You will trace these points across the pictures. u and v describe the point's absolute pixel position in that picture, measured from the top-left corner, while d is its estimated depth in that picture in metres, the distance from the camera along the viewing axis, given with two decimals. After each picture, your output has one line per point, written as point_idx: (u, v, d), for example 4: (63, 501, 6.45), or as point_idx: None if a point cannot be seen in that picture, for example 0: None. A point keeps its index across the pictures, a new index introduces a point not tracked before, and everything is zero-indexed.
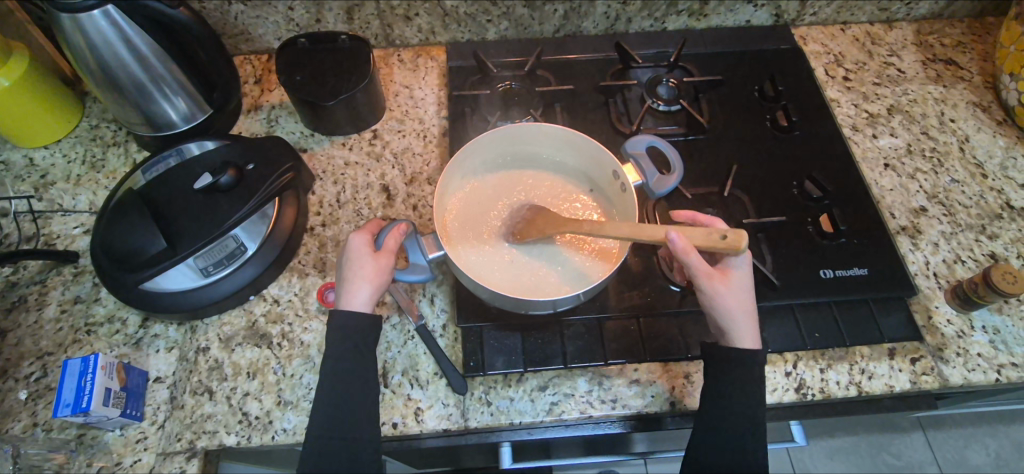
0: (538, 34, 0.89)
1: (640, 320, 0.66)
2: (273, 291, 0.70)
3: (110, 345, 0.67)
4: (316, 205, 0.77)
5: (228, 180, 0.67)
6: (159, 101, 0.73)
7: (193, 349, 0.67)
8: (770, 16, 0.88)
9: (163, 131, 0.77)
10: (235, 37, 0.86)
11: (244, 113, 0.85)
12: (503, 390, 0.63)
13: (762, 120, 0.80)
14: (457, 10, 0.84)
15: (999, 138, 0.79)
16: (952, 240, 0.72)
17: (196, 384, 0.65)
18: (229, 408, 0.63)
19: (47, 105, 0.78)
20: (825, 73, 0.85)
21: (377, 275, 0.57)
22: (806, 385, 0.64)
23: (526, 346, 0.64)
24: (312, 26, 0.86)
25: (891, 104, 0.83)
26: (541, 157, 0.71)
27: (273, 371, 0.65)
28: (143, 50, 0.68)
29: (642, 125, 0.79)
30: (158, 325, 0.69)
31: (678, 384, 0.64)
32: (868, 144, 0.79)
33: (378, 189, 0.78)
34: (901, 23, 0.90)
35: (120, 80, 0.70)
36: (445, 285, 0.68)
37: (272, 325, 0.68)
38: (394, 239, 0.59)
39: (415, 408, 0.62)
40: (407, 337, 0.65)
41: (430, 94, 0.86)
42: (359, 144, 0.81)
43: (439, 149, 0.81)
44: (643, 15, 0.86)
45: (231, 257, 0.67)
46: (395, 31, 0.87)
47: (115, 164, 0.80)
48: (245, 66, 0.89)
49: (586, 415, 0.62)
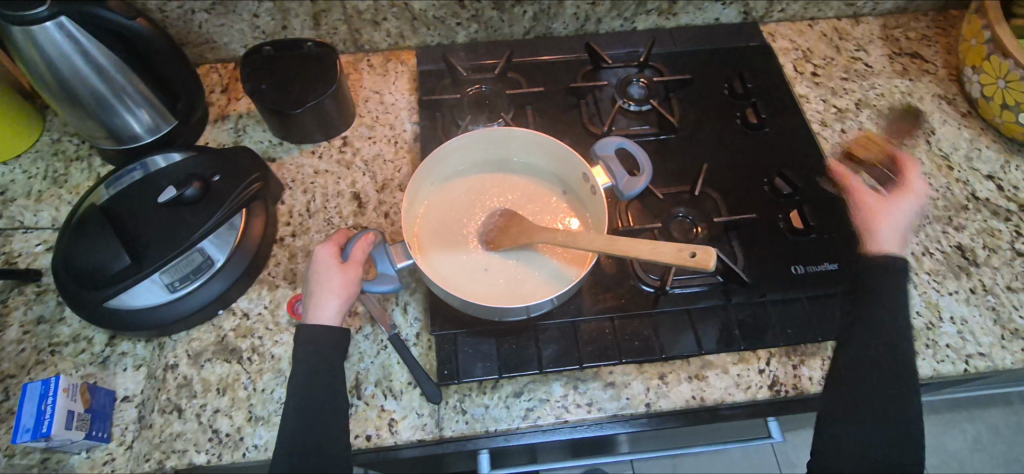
0: (509, 36, 0.89)
1: (614, 322, 0.66)
2: (242, 304, 0.69)
3: (75, 365, 0.66)
4: (286, 215, 0.75)
5: (193, 193, 0.66)
6: (120, 113, 0.71)
7: (161, 367, 0.65)
8: (739, 13, 0.88)
9: (126, 143, 0.75)
10: (200, 45, 0.85)
11: (211, 122, 0.83)
12: (478, 397, 0.63)
13: (733, 118, 0.81)
14: (426, 13, 0.83)
15: (964, 130, 0.80)
16: (920, 233, 0.73)
17: (164, 402, 0.63)
18: (199, 426, 0.62)
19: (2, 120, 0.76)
20: (794, 70, 0.86)
21: (345, 286, 0.56)
22: (780, 381, 0.64)
23: (500, 352, 0.63)
24: (279, 33, 0.85)
25: (859, 99, 0.83)
26: (509, 161, 0.71)
27: (243, 387, 0.64)
28: (102, 62, 0.67)
29: (614, 126, 0.79)
30: (125, 343, 0.67)
31: (653, 385, 0.64)
32: (837, 139, 0.80)
33: (349, 197, 0.77)
34: (868, 18, 0.91)
35: (79, 92, 0.68)
36: (418, 293, 0.68)
37: (242, 340, 0.67)
38: (361, 250, 0.58)
39: (388, 419, 0.61)
40: (380, 347, 0.65)
41: (401, 99, 0.85)
42: (328, 152, 0.80)
43: (410, 155, 0.80)
44: (612, 15, 0.86)
45: (198, 271, 0.66)
46: (364, 36, 0.86)
47: (78, 179, 0.79)
48: (211, 75, 0.87)
49: (562, 420, 0.62)
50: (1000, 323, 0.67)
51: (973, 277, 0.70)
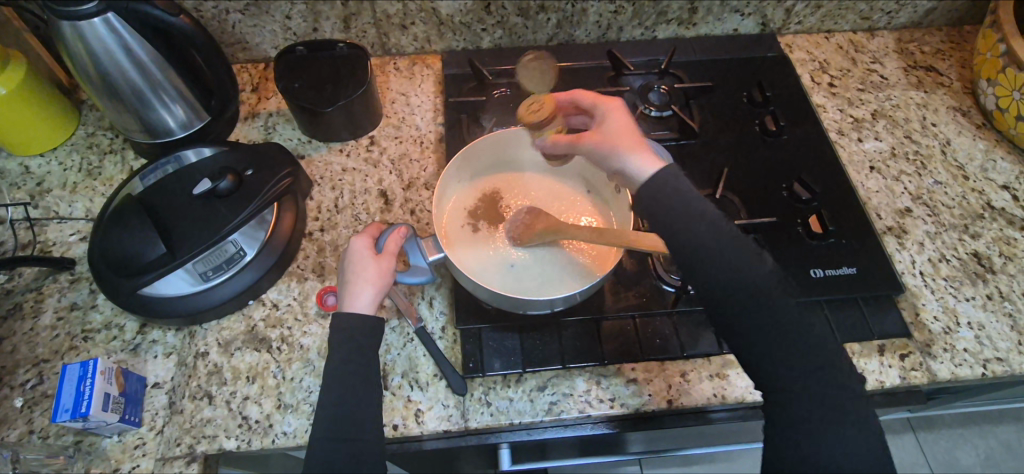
0: (532, 43, 0.91)
1: (636, 320, 0.67)
2: (272, 296, 0.71)
3: (108, 351, 0.67)
4: (314, 210, 0.77)
5: (227, 185, 0.68)
6: (157, 107, 0.74)
7: (192, 354, 0.67)
8: (757, 24, 0.91)
9: (160, 137, 0.78)
10: (233, 45, 0.88)
11: (242, 120, 0.86)
12: (502, 390, 0.64)
13: (751, 125, 0.82)
14: (453, 18, 0.86)
15: (979, 141, 0.82)
16: (936, 240, 0.74)
17: (195, 388, 0.65)
18: (229, 412, 0.63)
19: (40, 111, 0.78)
20: (811, 80, 0.88)
21: (380, 276, 0.57)
22: None
23: (525, 347, 0.65)
24: (310, 35, 0.87)
25: (875, 109, 0.85)
26: (534, 161, 0.72)
27: (272, 375, 0.65)
28: (142, 57, 0.69)
29: (635, 130, 0.80)
30: (156, 331, 0.69)
31: (674, 382, 0.65)
32: (855, 147, 0.82)
33: (376, 195, 0.78)
34: (883, 32, 0.93)
35: (119, 86, 0.71)
36: (444, 288, 0.69)
37: (272, 329, 0.68)
38: (394, 242, 0.59)
39: (415, 409, 0.62)
40: (406, 339, 0.66)
41: (426, 101, 0.87)
42: (356, 151, 0.82)
43: (435, 155, 0.82)
44: (633, 24, 0.89)
45: (230, 262, 0.68)
46: (391, 40, 0.89)
47: (112, 171, 0.81)
48: (243, 74, 0.90)
49: (585, 414, 0.63)
50: (1016, 329, 0.68)
51: (989, 283, 0.71)
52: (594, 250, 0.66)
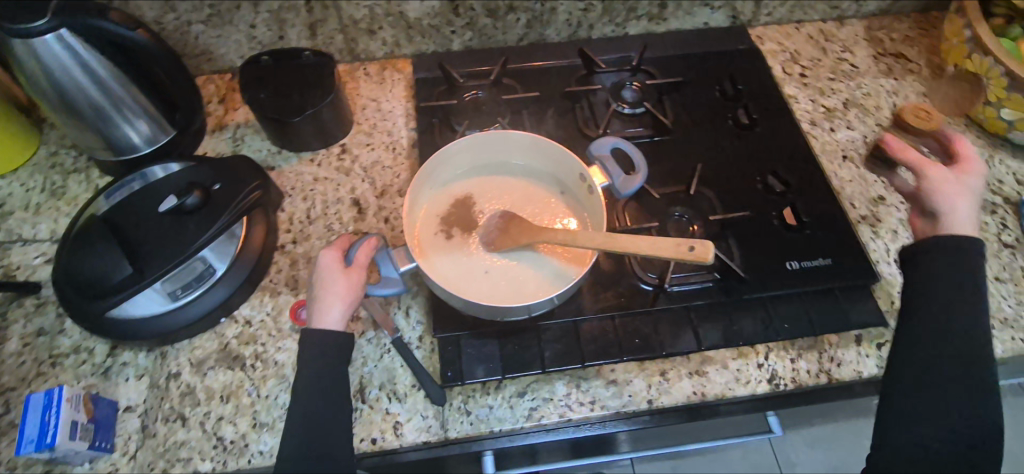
0: (503, 43, 0.90)
1: (615, 321, 0.66)
2: (244, 312, 0.69)
3: (76, 376, 0.66)
4: (286, 222, 0.76)
5: (194, 201, 0.66)
6: (119, 124, 0.72)
7: (164, 376, 0.66)
8: (727, 17, 0.90)
9: (125, 154, 0.76)
10: (197, 56, 0.86)
11: (209, 132, 0.84)
12: (482, 398, 0.63)
13: (724, 119, 0.82)
14: (421, 21, 0.85)
15: (949, 127, 0.83)
16: (910, 227, 0.74)
17: (168, 411, 0.63)
18: (203, 434, 0.62)
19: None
20: (783, 71, 0.88)
21: (350, 291, 0.56)
22: (779, 375, 0.65)
23: (504, 353, 0.64)
24: (276, 43, 0.86)
25: (846, 98, 0.85)
26: (507, 164, 0.72)
27: (247, 393, 0.64)
28: (101, 74, 0.67)
29: (609, 128, 0.80)
30: (126, 353, 0.67)
31: (654, 382, 0.65)
32: (827, 137, 0.82)
33: (349, 204, 0.77)
34: (852, 20, 0.93)
35: (79, 104, 0.69)
36: (420, 296, 0.68)
37: (245, 347, 0.67)
38: (365, 254, 0.58)
39: (394, 422, 0.61)
40: (383, 350, 0.65)
41: (398, 106, 0.86)
42: (327, 160, 0.81)
43: (408, 161, 0.81)
44: (604, 21, 0.88)
45: (200, 279, 0.67)
46: (360, 45, 0.88)
47: (76, 191, 0.79)
48: (209, 86, 0.88)
49: (566, 418, 0.63)
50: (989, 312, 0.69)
51: None
52: (568, 254, 0.66)
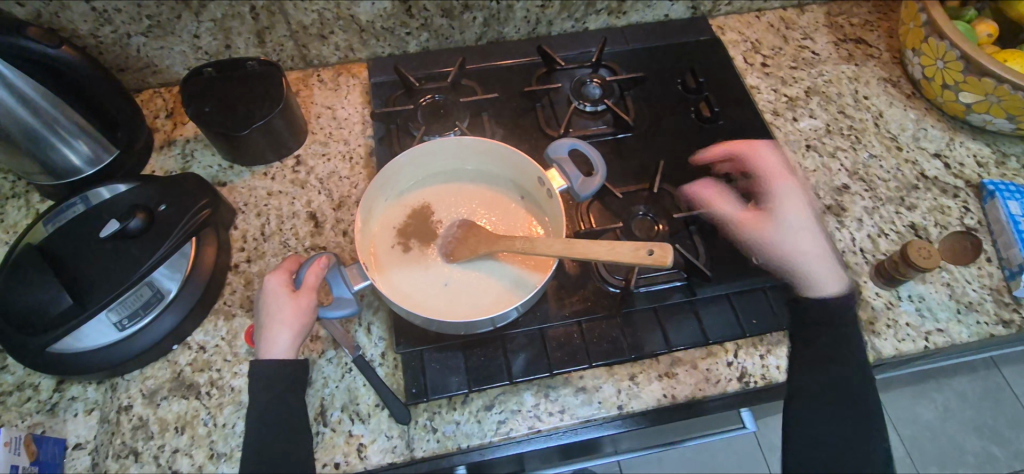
0: (460, 43, 0.88)
1: (582, 326, 0.65)
2: (198, 337, 0.67)
3: (21, 414, 0.62)
4: (239, 240, 0.73)
5: (137, 224, 0.63)
6: (56, 146, 0.68)
7: (114, 409, 0.63)
8: (687, 9, 0.89)
9: (66, 178, 0.72)
10: (140, 70, 0.82)
11: (157, 149, 0.80)
12: (448, 414, 0.61)
13: (687, 113, 0.81)
14: (373, 24, 0.82)
15: (910, 111, 0.82)
16: (874, 215, 0.74)
17: (119, 446, 0.61)
18: (157, 468, 0.59)
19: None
20: (745, 61, 0.87)
21: (297, 317, 0.53)
22: (749, 372, 0.65)
23: (469, 366, 0.62)
24: (223, 53, 0.82)
25: (809, 86, 0.85)
26: (464, 170, 0.70)
27: (203, 423, 0.62)
28: (31, 95, 0.63)
29: (570, 128, 0.78)
30: (75, 387, 0.64)
31: (623, 387, 0.63)
32: (790, 127, 0.81)
33: (305, 218, 0.75)
34: (812, 7, 0.92)
35: (8, 128, 0.64)
36: (381, 311, 0.66)
37: (199, 374, 0.64)
38: (314, 275, 0.55)
39: (357, 444, 0.59)
40: (344, 370, 0.63)
41: (354, 113, 0.83)
42: (281, 173, 0.78)
43: (366, 170, 0.78)
44: (562, 17, 0.86)
45: (148, 305, 0.63)
46: (312, 51, 0.84)
47: (15, 217, 0.74)
48: (155, 100, 0.84)
49: (535, 430, 0.61)
50: (954, 297, 0.69)
51: None
52: (530, 261, 0.64)
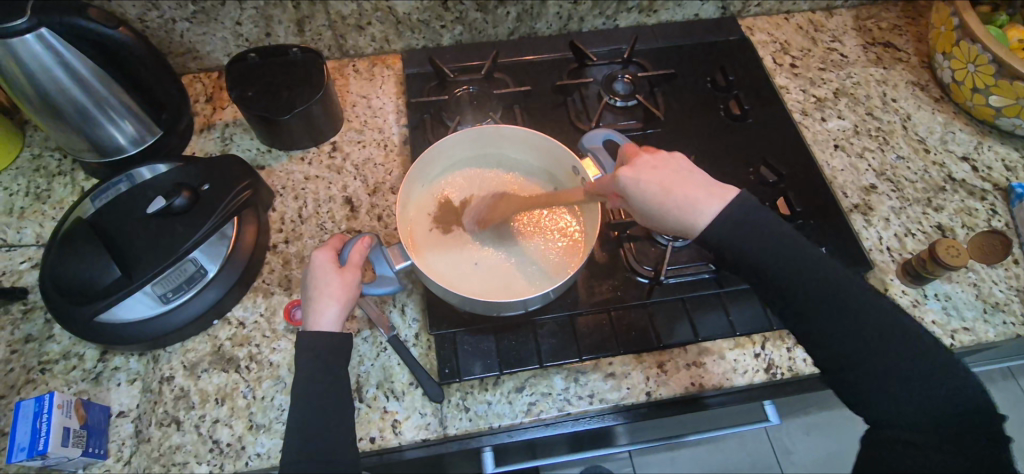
0: (493, 37, 0.89)
1: (611, 314, 0.66)
2: (237, 313, 0.69)
3: (67, 382, 0.65)
4: (277, 222, 0.75)
5: (182, 202, 0.65)
6: (104, 125, 0.70)
7: (157, 380, 0.65)
8: (717, 9, 0.90)
9: (111, 156, 0.74)
10: (183, 55, 0.84)
11: (197, 132, 0.82)
12: (480, 394, 0.63)
13: (716, 110, 0.82)
14: (410, 16, 0.83)
15: (938, 115, 0.83)
16: (902, 215, 0.75)
17: (162, 415, 0.63)
18: (199, 437, 0.62)
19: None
20: (773, 62, 0.88)
21: (344, 292, 0.56)
22: (775, 364, 0.66)
23: (500, 349, 0.64)
24: (263, 40, 0.84)
25: (837, 88, 0.86)
26: (501, 159, 0.73)
27: (242, 396, 0.64)
28: (85, 75, 0.65)
29: (601, 122, 0.80)
30: (117, 358, 0.66)
31: (651, 374, 0.65)
32: (818, 127, 0.82)
33: (341, 202, 0.76)
34: (841, 10, 0.93)
35: (61, 106, 0.67)
36: (415, 294, 0.68)
37: (239, 349, 0.67)
38: (358, 253, 0.58)
39: (392, 420, 0.61)
40: (379, 349, 0.65)
41: (389, 102, 0.85)
42: (318, 158, 0.80)
43: (400, 158, 0.80)
44: (594, 14, 0.88)
45: (191, 281, 0.65)
46: (348, 41, 0.86)
47: (61, 194, 0.77)
48: (195, 84, 0.86)
49: (565, 412, 0.63)
50: (981, 297, 0.70)
51: None
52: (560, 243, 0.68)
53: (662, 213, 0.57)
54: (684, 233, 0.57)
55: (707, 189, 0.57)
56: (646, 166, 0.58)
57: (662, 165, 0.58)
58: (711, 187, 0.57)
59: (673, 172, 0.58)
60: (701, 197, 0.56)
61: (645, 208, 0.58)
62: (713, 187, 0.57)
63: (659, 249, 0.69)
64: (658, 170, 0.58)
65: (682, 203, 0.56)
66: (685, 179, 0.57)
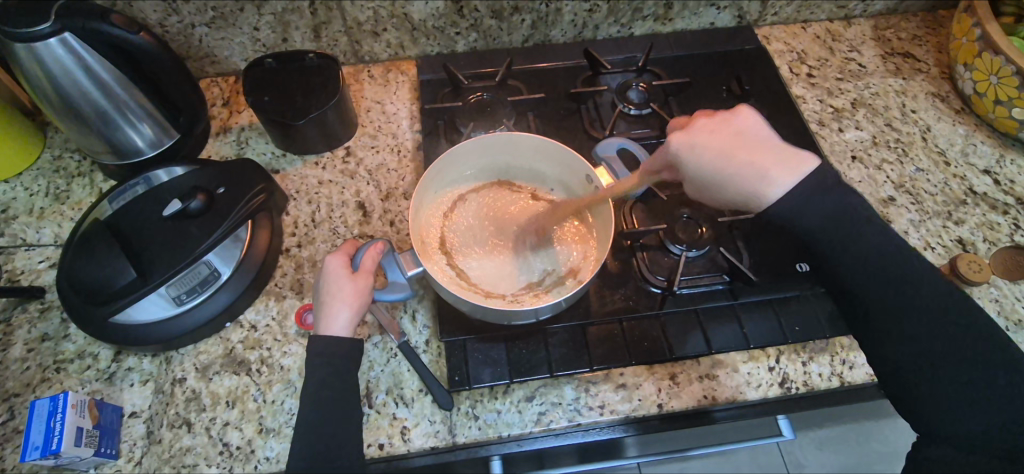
0: (507, 44, 0.89)
1: (623, 324, 0.66)
2: (250, 316, 0.69)
3: (81, 381, 0.65)
4: (291, 225, 0.75)
5: (196, 205, 0.65)
6: (123, 127, 0.71)
7: (169, 381, 0.65)
8: (733, 17, 0.89)
9: (129, 158, 0.75)
10: (201, 59, 0.85)
11: (213, 135, 0.83)
12: (489, 402, 0.63)
13: None
14: (425, 23, 0.84)
15: (959, 126, 0.82)
16: (921, 228, 0.74)
17: (173, 416, 0.63)
18: (209, 439, 0.62)
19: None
20: (790, 71, 0.87)
21: (357, 296, 0.56)
22: (790, 378, 0.65)
23: (511, 357, 0.63)
24: (280, 45, 0.85)
25: (855, 98, 0.85)
26: (517, 167, 0.72)
27: (253, 399, 0.64)
28: (105, 78, 0.66)
29: (614, 130, 0.80)
30: (131, 358, 0.67)
31: (664, 386, 0.64)
32: (835, 137, 0.81)
33: (354, 207, 0.77)
34: (859, 20, 0.92)
35: (81, 107, 0.68)
36: (426, 300, 0.68)
37: (250, 352, 0.67)
38: (371, 259, 0.58)
39: (401, 427, 0.61)
40: (389, 355, 0.64)
41: (403, 108, 0.85)
42: (332, 163, 0.80)
43: (413, 164, 0.80)
44: (609, 22, 0.87)
45: (204, 283, 0.66)
46: (364, 47, 0.87)
47: (80, 195, 0.78)
48: (212, 88, 0.87)
49: (575, 423, 0.62)
50: (1003, 314, 0.68)
51: None
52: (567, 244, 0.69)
53: (719, 181, 0.56)
54: (747, 202, 0.56)
55: (783, 157, 0.55)
56: (704, 132, 0.57)
57: (720, 128, 0.57)
58: (785, 153, 0.56)
59: (733, 137, 0.56)
60: (770, 165, 0.55)
61: (698, 175, 0.57)
62: (786, 153, 0.55)
63: (673, 259, 0.69)
64: (717, 136, 0.56)
65: (750, 171, 0.55)
66: (746, 145, 0.56)
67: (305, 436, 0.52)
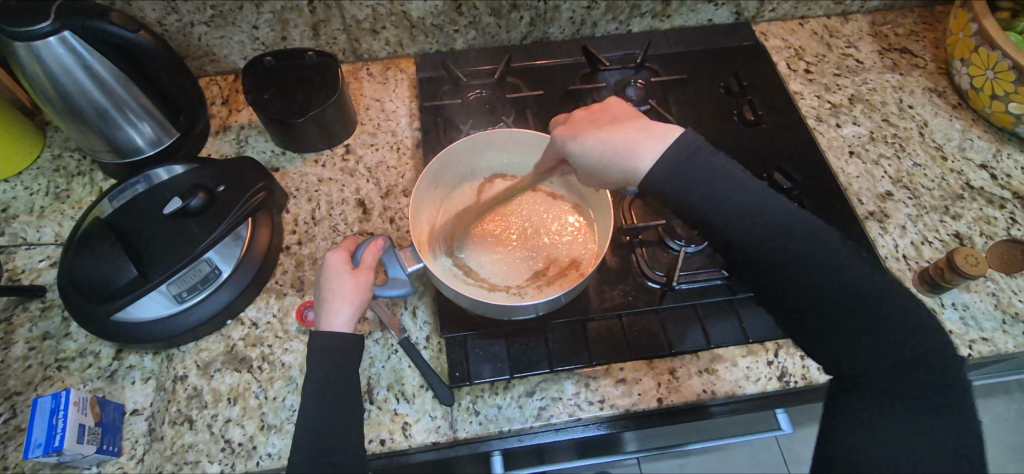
0: (506, 41, 0.90)
1: (622, 319, 0.66)
2: (250, 314, 0.69)
3: (83, 379, 0.65)
4: (290, 223, 0.76)
5: (197, 203, 0.65)
6: (123, 126, 0.71)
7: (170, 379, 0.66)
8: (731, 14, 0.90)
9: (129, 157, 0.75)
10: (200, 58, 0.85)
11: (213, 134, 0.83)
12: (490, 398, 0.63)
13: (730, 116, 0.82)
14: (424, 21, 0.84)
15: (956, 121, 0.82)
16: (918, 222, 0.74)
17: (175, 413, 0.64)
18: (211, 436, 0.63)
19: None
20: (788, 67, 0.87)
21: (357, 293, 0.57)
22: (789, 372, 0.65)
23: (511, 352, 0.64)
24: (279, 44, 0.85)
25: (852, 94, 0.85)
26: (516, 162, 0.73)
27: (254, 396, 0.65)
28: (105, 77, 0.66)
29: None
30: (132, 356, 0.67)
31: (664, 380, 0.64)
32: (833, 133, 0.81)
33: (354, 204, 0.77)
34: (857, 16, 0.92)
35: (81, 106, 0.68)
36: (427, 296, 0.68)
37: (251, 349, 0.67)
38: (371, 255, 0.59)
39: (402, 423, 0.61)
40: (390, 351, 0.65)
41: (402, 106, 0.85)
42: (332, 161, 0.81)
43: (413, 161, 0.80)
44: (607, 19, 0.88)
45: (205, 281, 0.66)
46: (363, 45, 0.87)
47: (80, 194, 0.78)
48: (212, 87, 0.87)
49: (575, 418, 0.63)
50: (1000, 307, 0.69)
51: None
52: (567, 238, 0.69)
53: (602, 162, 0.56)
54: (627, 179, 0.55)
55: (642, 132, 0.55)
56: (586, 120, 0.59)
57: (599, 116, 0.59)
58: (646, 128, 0.55)
59: (609, 120, 0.58)
60: (631, 141, 0.54)
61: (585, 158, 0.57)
62: (642, 127, 0.55)
63: (671, 255, 0.69)
64: (593, 122, 0.58)
65: (619, 150, 0.55)
66: (613, 126, 0.57)
67: (306, 432, 0.53)
